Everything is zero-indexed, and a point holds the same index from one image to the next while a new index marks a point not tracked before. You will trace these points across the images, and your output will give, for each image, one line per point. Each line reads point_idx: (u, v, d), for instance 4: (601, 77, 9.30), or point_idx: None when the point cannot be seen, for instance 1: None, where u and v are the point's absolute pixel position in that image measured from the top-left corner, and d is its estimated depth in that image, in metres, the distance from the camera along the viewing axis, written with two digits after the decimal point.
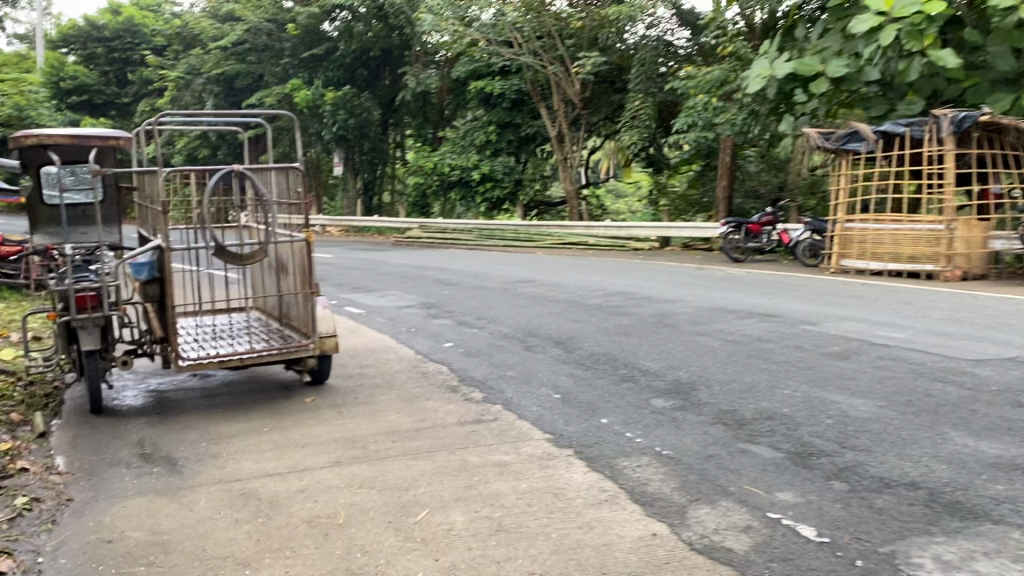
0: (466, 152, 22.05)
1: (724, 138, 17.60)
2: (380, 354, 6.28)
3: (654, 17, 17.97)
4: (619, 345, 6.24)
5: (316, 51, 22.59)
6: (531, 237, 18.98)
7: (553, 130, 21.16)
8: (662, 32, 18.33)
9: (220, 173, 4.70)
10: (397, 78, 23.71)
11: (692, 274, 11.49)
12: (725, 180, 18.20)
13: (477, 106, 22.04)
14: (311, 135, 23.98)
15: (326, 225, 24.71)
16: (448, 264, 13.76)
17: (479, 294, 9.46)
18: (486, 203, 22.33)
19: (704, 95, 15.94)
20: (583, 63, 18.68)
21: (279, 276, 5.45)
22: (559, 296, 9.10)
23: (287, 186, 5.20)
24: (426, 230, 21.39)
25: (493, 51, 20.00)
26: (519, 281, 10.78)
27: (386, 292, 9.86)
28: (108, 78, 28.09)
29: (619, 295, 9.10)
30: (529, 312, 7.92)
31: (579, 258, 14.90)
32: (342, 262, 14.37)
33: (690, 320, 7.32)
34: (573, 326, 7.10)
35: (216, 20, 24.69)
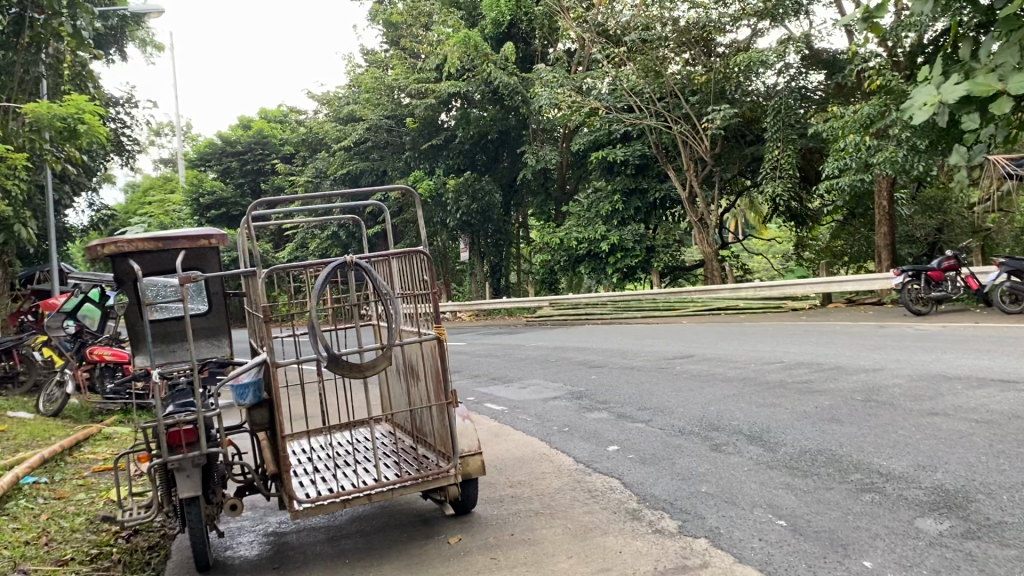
0: (593, 224, 21.11)
1: (879, 179, 15.96)
2: (534, 465, 5.22)
3: (782, 64, 16.81)
4: (832, 435, 4.95)
5: (435, 140, 22.61)
6: (671, 305, 17.72)
7: (682, 192, 20.01)
8: (793, 79, 17.15)
9: (333, 264, 3.80)
10: (516, 158, 23.40)
11: (875, 334, 9.93)
12: (885, 225, 16.48)
13: (601, 176, 21.25)
14: (436, 224, 23.84)
15: (457, 311, 24.23)
16: (590, 343, 12.66)
17: (634, 378, 8.30)
18: (619, 275, 21.24)
19: (853, 134, 14.46)
20: (712, 118, 17.56)
21: (409, 383, 4.51)
22: (728, 374, 7.81)
23: (411, 272, 4.28)
24: (558, 309, 20.52)
25: (614, 117, 19.23)
26: (675, 358, 9.54)
27: (526, 381, 8.87)
28: (243, 190, 29.09)
29: (800, 367, 7.73)
30: (701, 398, 6.69)
31: (732, 325, 13.52)
32: (477, 350, 13.55)
33: (906, 395, 5.90)
34: (762, 413, 5.83)
35: (338, 122, 25.20)
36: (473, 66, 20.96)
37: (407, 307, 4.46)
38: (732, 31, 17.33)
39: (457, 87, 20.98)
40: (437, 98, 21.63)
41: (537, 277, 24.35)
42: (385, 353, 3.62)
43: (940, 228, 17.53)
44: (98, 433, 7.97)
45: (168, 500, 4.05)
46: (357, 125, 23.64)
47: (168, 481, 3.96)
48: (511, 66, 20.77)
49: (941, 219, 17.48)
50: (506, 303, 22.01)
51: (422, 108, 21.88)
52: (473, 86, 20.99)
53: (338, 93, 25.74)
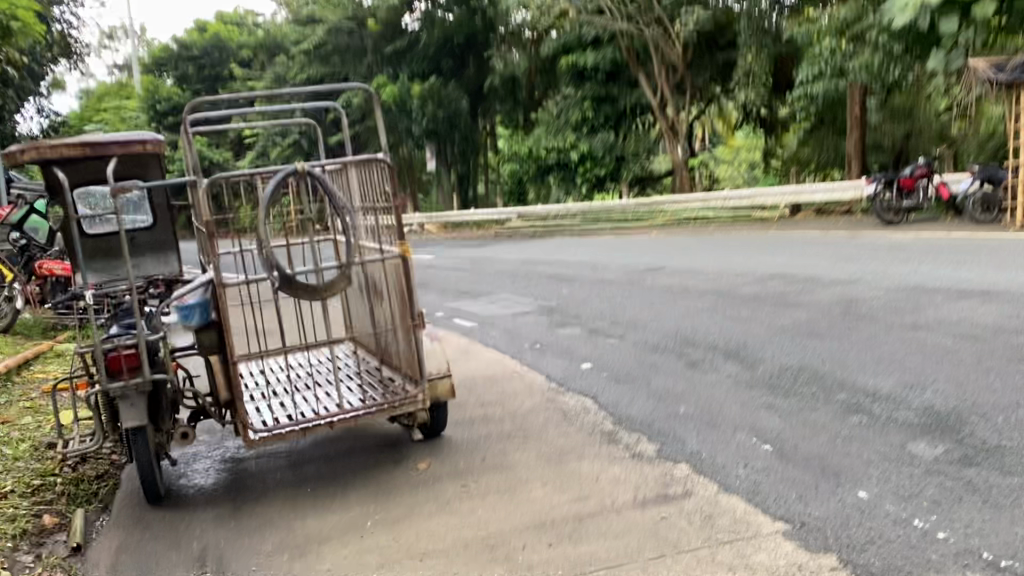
0: (562, 132, 20.55)
1: (854, 86, 15.59)
2: (505, 385, 5.00)
3: None
4: (815, 351, 4.77)
5: (398, 44, 21.70)
6: (640, 216, 17.46)
7: (653, 99, 19.51)
8: None
9: (284, 174, 3.46)
10: (483, 63, 22.63)
11: (849, 245, 9.77)
12: (858, 134, 16.22)
13: (570, 83, 20.64)
14: (401, 132, 23.16)
15: (422, 222, 23.76)
16: (560, 255, 12.41)
17: (606, 292, 8.08)
18: (588, 186, 20.86)
19: (832, 39, 14.04)
20: (685, 21, 16.94)
21: (372, 301, 4.24)
22: (702, 287, 7.61)
23: (371, 182, 3.95)
24: (526, 219, 20.17)
25: (585, 21, 18.47)
26: (646, 271, 9.31)
27: (495, 296, 8.61)
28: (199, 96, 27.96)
29: (776, 280, 7.54)
30: (677, 313, 6.49)
31: (704, 235, 13.32)
32: (445, 262, 13.25)
33: (886, 308, 5.74)
34: (740, 328, 5.64)
35: (297, 24, 24.09)
36: None
37: (368, 221, 4.15)
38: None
39: None
40: None
41: (505, 187, 23.88)
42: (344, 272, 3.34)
43: (908, 135, 17.32)
44: (48, 352, 7.61)
45: (113, 429, 3.77)
46: (317, 27, 22.58)
47: (112, 409, 3.68)
48: None
49: (910, 127, 17.25)
50: (473, 214, 21.62)
51: None
52: None
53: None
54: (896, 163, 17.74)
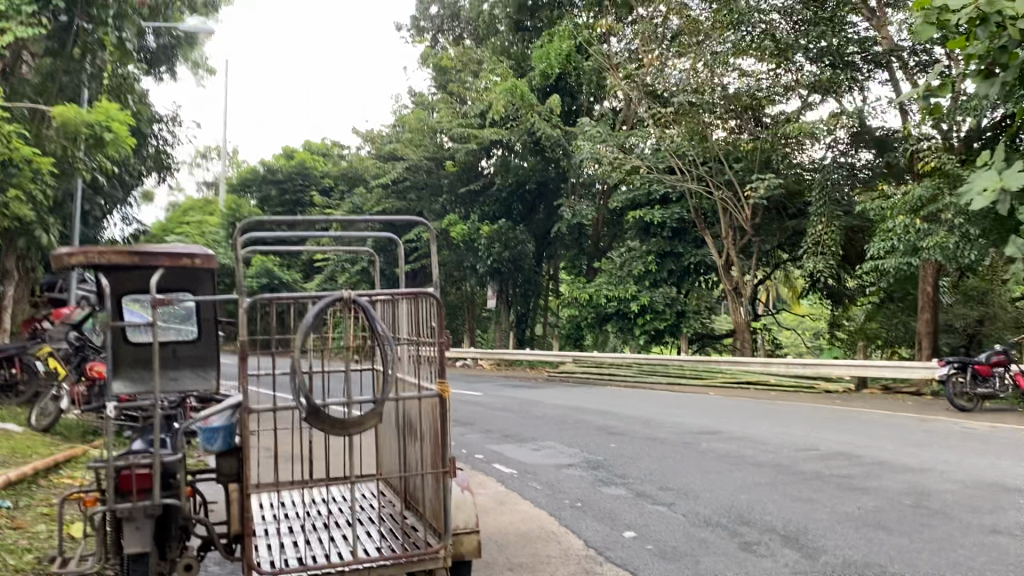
0: (624, 282, 20.55)
1: (926, 265, 15.31)
2: (537, 546, 4.64)
3: (830, 139, 16.42)
4: (880, 547, 4.34)
5: (472, 185, 22.40)
6: (697, 374, 17.06)
7: (718, 258, 19.49)
8: (841, 155, 16.70)
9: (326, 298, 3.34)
10: (552, 210, 23.15)
11: (918, 428, 9.23)
12: (928, 312, 15.77)
13: (636, 235, 20.83)
14: (465, 268, 23.52)
15: (477, 359, 23.67)
16: (611, 406, 12.06)
17: (657, 452, 7.68)
18: (646, 338, 20.61)
19: (905, 216, 13.95)
20: (756, 186, 17.09)
21: (406, 439, 4.03)
22: (759, 458, 7.18)
23: (420, 316, 3.83)
24: (581, 366, 19.91)
25: (655, 178, 18.81)
26: (700, 434, 8.89)
27: (540, 443, 8.29)
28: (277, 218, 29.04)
29: (838, 459, 7.07)
30: (729, 484, 6.08)
31: (762, 402, 12.85)
32: (493, 402, 12.99)
33: (961, 504, 5.25)
34: (797, 510, 5.21)
35: (378, 159, 25.13)
36: (518, 116, 20.81)
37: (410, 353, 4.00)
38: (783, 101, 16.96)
39: (499, 134, 20.85)
40: (478, 144, 21.51)
41: (562, 332, 23.79)
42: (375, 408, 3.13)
43: (981, 319, 16.79)
44: (83, 455, 7.50)
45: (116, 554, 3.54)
46: (396, 163, 23.49)
47: (119, 528, 3.49)
48: (555, 117, 20.54)
49: (984, 310, 16.73)
50: (528, 355, 21.48)
51: (462, 152, 21.72)
52: (516, 134, 20.86)
53: (382, 132, 25.73)
54: (967, 347, 17.11)
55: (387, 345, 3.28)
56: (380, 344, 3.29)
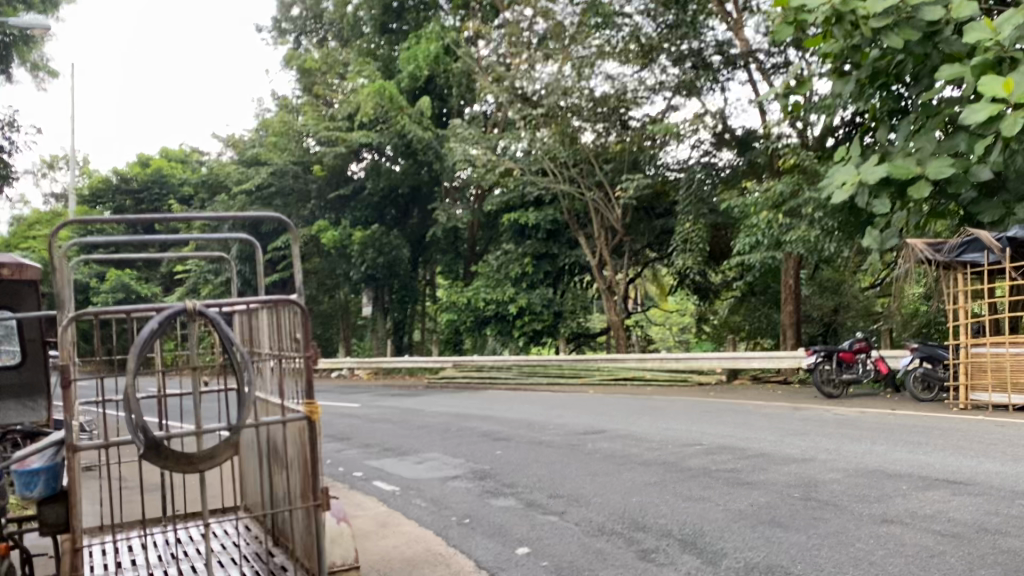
0: (501, 285, 20.37)
1: (790, 259, 15.85)
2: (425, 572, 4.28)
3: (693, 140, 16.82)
4: (780, 546, 4.21)
5: (342, 190, 21.72)
6: (577, 374, 17.07)
7: (592, 258, 19.65)
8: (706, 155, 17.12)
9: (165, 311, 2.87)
10: (426, 214, 22.81)
11: (794, 417, 9.41)
12: (793, 304, 16.33)
13: (511, 238, 20.73)
14: (338, 276, 22.79)
15: (353, 369, 22.95)
16: (492, 411, 11.77)
17: (544, 457, 7.45)
18: (525, 340, 20.55)
19: (769, 212, 14.38)
20: (627, 186, 17.27)
21: (273, 467, 3.61)
22: (646, 456, 7.06)
23: (283, 328, 3.43)
24: (461, 371, 19.57)
25: (529, 180, 18.74)
26: (586, 434, 8.74)
27: (423, 455, 7.91)
28: None
29: (724, 453, 7.03)
30: (620, 487, 5.90)
31: (643, 398, 12.89)
32: (370, 414, 12.47)
33: (848, 494, 5.25)
34: (692, 511, 5.06)
35: (241, 165, 24.01)
36: (388, 119, 20.35)
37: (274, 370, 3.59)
38: (649, 104, 17.24)
39: (369, 138, 20.32)
40: (347, 148, 20.89)
41: (441, 337, 23.43)
42: (230, 437, 2.70)
43: (836, 308, 17.62)
44: None
45: None
46: (260, 169, 22.47)
47: None
48: (426, 120, 20.16)
49: (839, 300, 17.57)
50: (407, 363, 21.00)
51: (330, 156, 21.02)
52: (385, 138, 20.39)
53: (244, 136, 24.62)
54: (825, 335, 17.92)
55: (243, 363, 2.85)
56: (235, 363, 2.85)
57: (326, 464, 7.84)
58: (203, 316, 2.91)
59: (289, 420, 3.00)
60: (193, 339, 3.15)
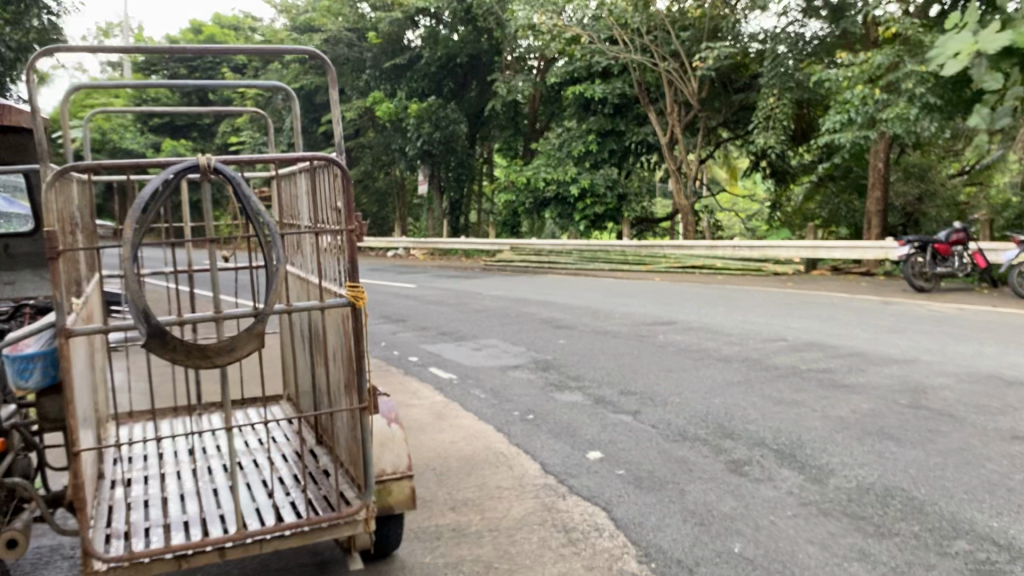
0: (563, 164, 19.49)
1: (878, 139, 14.64)
2: (485, 475, 3.81)
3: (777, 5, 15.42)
4: (895, 464, 3.64)
5: (399, 60, 20.83)
6: (641, 258, 16.37)
7: (661, 136, 18.55)
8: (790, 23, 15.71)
9: (173, 166, 2.31)
10: (485, 86, 21.74)
11: (882, 312, 8.68)
12: (877, 190, 15.21)
13: (576, 113, 19.69)
14: (395, 152, 22.14)
15: (411, 248, 22.65)
16: (554, 296, 11.27)
17: (612, 348, 6.92)
18: (587, 222, 19.78)
19: (862, 86, 13.14)
20: (704, 56, 16.01)
21: (317, 357, 3.13)
22: (724, 351, 6.48)
23: (324, 197, 2.87)
24: (519, 253, 19.04)
25: (596, 49, 17.59)
26: (656, 324, 8.18)
27: (482, 341, 7.46)
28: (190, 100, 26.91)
29: (812, 351, 6.43)
30: (700, 385, 5.34)
31: (712, 286, 12.23)
32: (428, 294, 12.10)
33: (965, 403, 4.63)
34: (784, 417, 4.50)
35: (296, 34, 23.16)
36: None
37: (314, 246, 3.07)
38: None
39: (427, 3, 19.24)
40: (404, 14, 19.88)
41: (499, 218, 22.86)
42: (254, 326, 2.18)
43: (919, 196, 16.45)
44: None
45: None
46: (316, 37, 21.61)
47: None
48: None
49: (923, 187, 16.40)
50: (464, 243, 20.56)
51: (385, 23, 20.05)
52: (444, 4, 19.30)
53: (299, 3, 23.66)
54: (904, 224, 16.84)
55: (271, 236, 2.30)
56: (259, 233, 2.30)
57: (381, 347, 7.47)
58: (221, 176, 2.35)
59: (325, 306, 2.46)
60: (208, 204, 2.59)
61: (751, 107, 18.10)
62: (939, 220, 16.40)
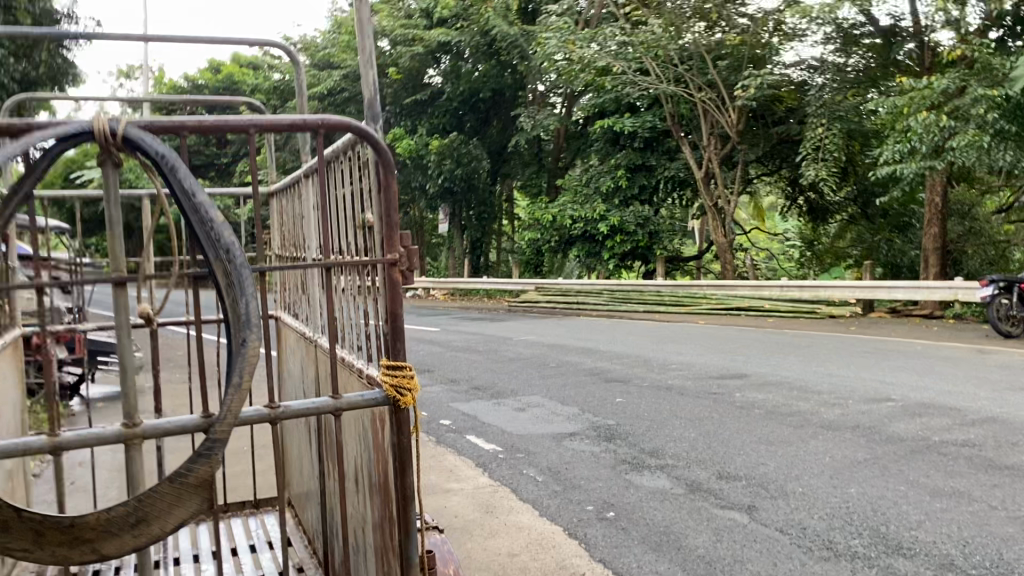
0: (590, 201, 18.40)
1: (935, 176, 13.60)
2: None
3: (813, 33, 14.55)
4: None
5: (419, 95, 20.04)
6: (679, 299, 15.20)
7: (696, 172, 17.47)
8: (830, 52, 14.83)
9: (46, 139, 1.54)
10: (508, 123, 20.95)
11: (983, 362, 7.47)
12: (935, 226, 14.08)
13: (603, 148, 18.70)
14: (414, 190, 21.20)
15: (429, 288, 21.59)
16: (593, 342, 10.10)
17: (684, 410, 5.76)
18: (616, 260, 18.58)
19: (925, 112, 12.01)
20: (745, 85, 14.93)
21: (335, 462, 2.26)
22: (826, 417, 5.32)
23: (339, 211, 1.99)
24: (546, 294, 17.92)
25: (627, 81, 16.58)
26: (724, 379, 7.01)
27: (525, 399, 6.32)
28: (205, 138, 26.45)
29: (935, 416, 5.24)
30: (818, 468, 4.17)
31: (765, 331, 11.05)
32: (453, 339, 10.98)
33: None
34: (959, 521, 3.34)
35: (315, 68, 22.45)
36: (470, 15, 18.48)
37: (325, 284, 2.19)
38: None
39: (449, 36, 18.48)
40: (425, 48, 19.14)
41: (521, 258, 21.79)
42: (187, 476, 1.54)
43: (967, 233, 15.43)
44: None
45: None
46: (335, 72, 20.96)
47: None
48: (513, 14, 18.08)
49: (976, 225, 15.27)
50: (487, 283, 19.47)
51: (407, 57, 19.24)
52: (467, 36, 18.51)
53: (318, 40, 22.98)
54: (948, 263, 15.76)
55: (233, 270, 1.56)
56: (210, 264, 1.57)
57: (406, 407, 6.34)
58: (136, 150, 1.61)
59: (344, 403, 1.70)
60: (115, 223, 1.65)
61: (791, 140, 17.06)
62: (989, 258, 15.34)
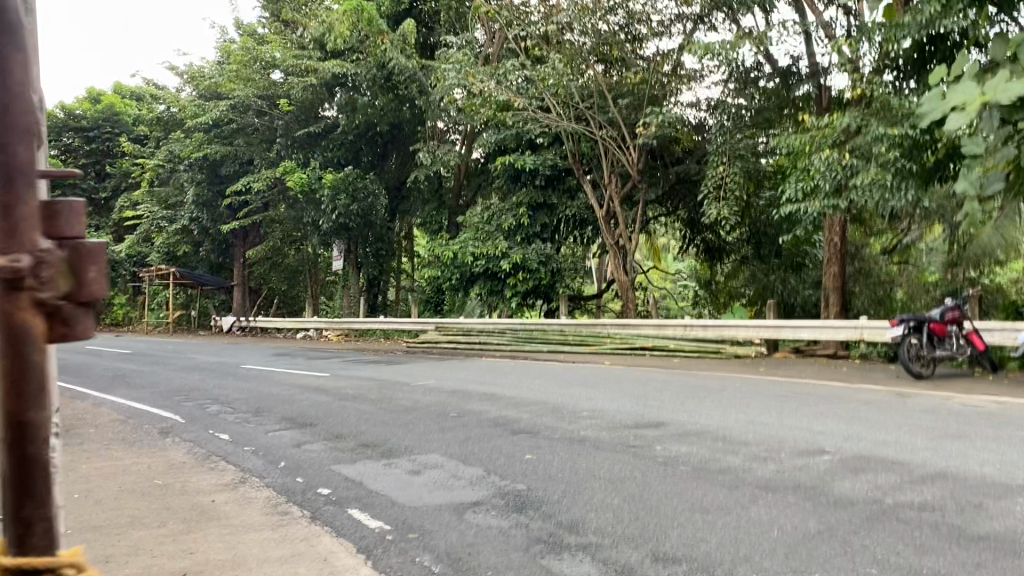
0: (490, 239, 17.63)
1: (833, 215, 13.55)
2: None
3: (713, 73, 14.41)
4: None
5: (313, 128, 19.02)
6: (583, 339, 14.62)
7: (598, 211, 17.05)
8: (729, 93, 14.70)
9: None
10: (406, 158, 20.24)
11: (907, 407, 7.06)
12: (835, 266, 14.03)
13: (504, 185, 18.16)
14: (307, 225, 20.08)
15: (322, 328, 20.35)
16: (496, 388, 9.32)
17: (602, 468, 5.03)
18: (518, 300, 17.85)
19: (829, 151, 11.89)
20: (649, 122, 14.53)
21: None
22: (763, 476, 4.70)
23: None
24: (446, 334, 17.05)
25: (529, 117, 16.05)
26: (640, 428, 6.34)
27: (421, 459, 5.47)
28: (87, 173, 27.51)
29: (881, 472, 4.68)
30: (769, 545, 3.50)
31: (676, 374, 10.52)
32: (343, 386, 10.01)
33: None
34: None
35: (201, 97, 21.20)
36: (366, 46, 17.68)
37: None
38: (666, 36, 14.80)
39: (343, 68, 17.56)
40: (317, 79, 18.18)
41: (420, 297, 20.88)
42: None
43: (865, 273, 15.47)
44: None
45: None
46: (221, 102, 19.80)
47: None
48: (410, 46, 17.35)
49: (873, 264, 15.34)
50: (383, 323, 18.47)
51: (299, 88, 18.23)
52: (363, 68, 17.70)
53: (204, 68, 21.71)
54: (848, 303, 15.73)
55: None
56: None
57: (279, 472, 5.39)
58: None
59: None
60: None
61: (691, 181, 16.91)
62: (876, 297, 15.53)
